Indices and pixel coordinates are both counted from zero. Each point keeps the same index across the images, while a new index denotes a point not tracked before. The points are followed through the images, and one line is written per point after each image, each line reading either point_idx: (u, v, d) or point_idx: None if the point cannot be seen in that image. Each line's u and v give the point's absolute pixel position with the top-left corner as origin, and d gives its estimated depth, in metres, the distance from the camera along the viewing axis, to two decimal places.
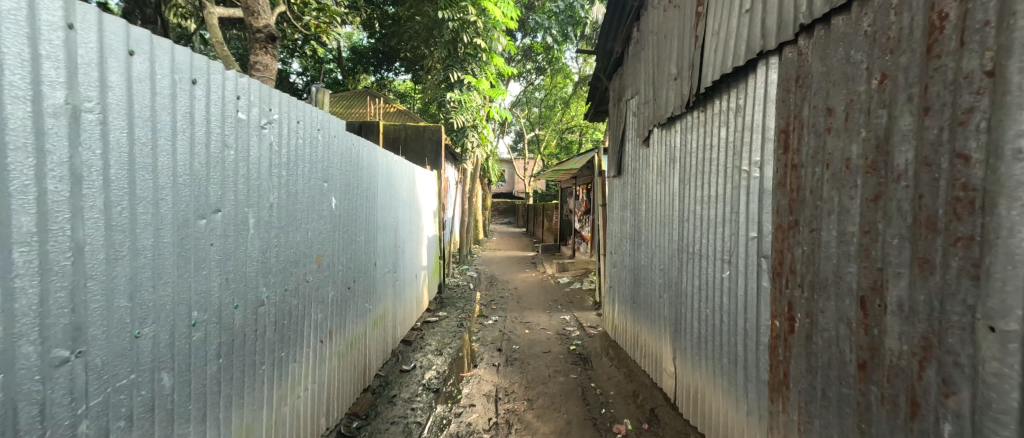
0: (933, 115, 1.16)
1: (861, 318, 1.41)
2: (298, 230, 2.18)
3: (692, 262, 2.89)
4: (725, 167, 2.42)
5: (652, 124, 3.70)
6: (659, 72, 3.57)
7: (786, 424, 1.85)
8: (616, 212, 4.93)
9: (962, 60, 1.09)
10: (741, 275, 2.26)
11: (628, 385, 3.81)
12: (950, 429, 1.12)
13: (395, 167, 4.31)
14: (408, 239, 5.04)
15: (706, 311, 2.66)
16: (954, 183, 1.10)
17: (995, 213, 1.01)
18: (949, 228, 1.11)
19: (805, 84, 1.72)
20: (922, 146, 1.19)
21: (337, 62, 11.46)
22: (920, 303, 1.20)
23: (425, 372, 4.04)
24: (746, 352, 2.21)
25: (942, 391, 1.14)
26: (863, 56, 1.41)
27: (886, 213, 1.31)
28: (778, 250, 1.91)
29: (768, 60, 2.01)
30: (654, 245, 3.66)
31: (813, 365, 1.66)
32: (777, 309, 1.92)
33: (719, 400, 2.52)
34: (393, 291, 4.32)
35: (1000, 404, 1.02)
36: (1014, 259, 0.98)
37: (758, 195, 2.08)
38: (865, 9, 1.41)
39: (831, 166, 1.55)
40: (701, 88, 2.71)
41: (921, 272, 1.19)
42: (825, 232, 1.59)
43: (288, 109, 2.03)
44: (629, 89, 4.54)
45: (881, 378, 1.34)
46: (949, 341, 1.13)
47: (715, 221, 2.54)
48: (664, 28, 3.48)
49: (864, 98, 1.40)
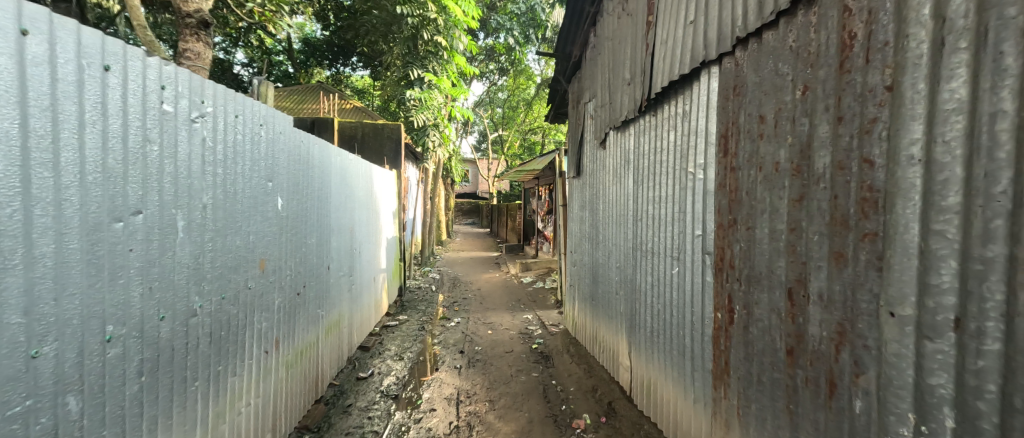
0: (846, 124, 1.29)
1: (789, 307, 1.55)
2: (238, 233, 2.01)
3: (645, 259, 3.02)
4: (674, 169, 2.55)
5: (609, 127, 3.83)
6: (614, 77, 3.70)
7: (727, 409, 1.99)
8: (576, 212, 5.05)
9: (868, 74, 1.21)
10: (688, 271, 2.39)
11: (587, 381, 3.92)
12: (861, 405, 1.25)
13: (350, 166, 4.13)
14: (365, 241, 4.84)
15: (658, 306, 2.79)
16: (862, 185, 1.23)
17: (894, 212, 1.13)
18: (859, 225, 1.24)
19: (742, 93, 1.85)
20: (837, 152, 1.32)
21: (288, 54, 10.77)
22: (836, 292, 1.33)
23: (383, 379, 3.90)
24: (692, 343, 2.34)
25: (855, 372, 1.26)
26: (790, 69, 1.54)
27: (809, 212, 1.44)
28: (719, 247, 2.04)
29: (710, 69, 2.14)
30: (610, 244, 3.79)
31: (750, 353, 1.79)
32: (719, 302, 2.06)
33: (670, 390, 2.65)
34: (349, 295, 4.13)
35: (899, 381, 1.13)
36: (908, 252, 1.10)
37: (702, 195, 2.22)
38: (790, 26, 1.54)
39: (763, 169, 1.69)
40: (652, 93, 2.83)
41: (837, 264, 1.32)
42: (759, 230, 1.72)
43: (224, 102, 1.87)
44: (588, 92, 4.66)
45: (806, 362, 1.47)
46: (860, 326, 1.25)
47: (666, 220, 2.68)
48: (619, 34, 3.60)
49: (790, 107, 1.53)
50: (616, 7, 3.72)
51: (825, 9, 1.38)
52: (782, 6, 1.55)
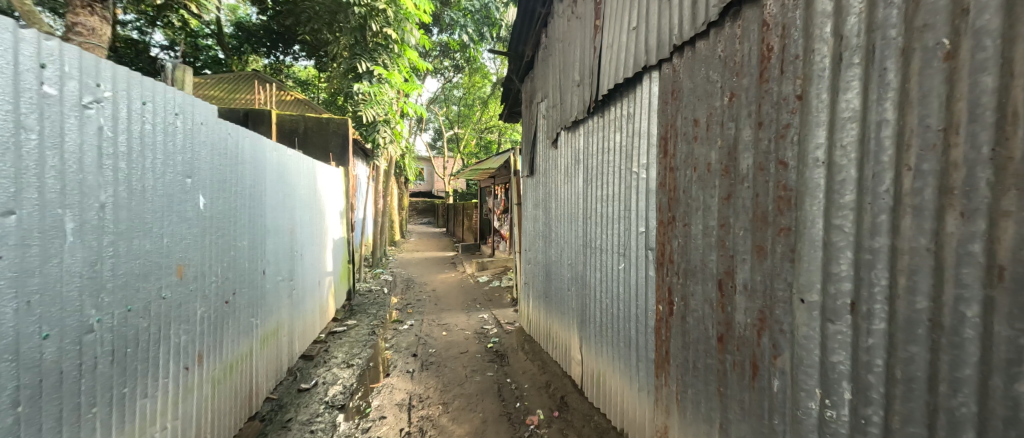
0: (765, 128, 1.41)
1: (720, 298, 1.67)
2: (148, 235, 1.77)
3: (594, 256, 3.12)
4: (620, 169, 2.66)
5: (560, 128, 3.91)
6: (565, 78, 3.78)
7: (667, 395, 2.11)
8: (529, 211, 5.11)
9: (782, 84, 1.33)
10: (633, 266, 2.50)
11: (541, 376, 3.98)
12: (778, 383, 1.38)
13: (289, 162, 3.83)
14: (308, 243, 4.53)
15: (606, 300, 2.89)
16: (779, 184, 1.35)
17: (803, 209, 1.25)
18: (777, 221, 1.36)
19: (679, 98, 1.96)
20: (758, 155, 1.44)
21: (217, 39, 9.79)
22: (758, 282, 1.45)
23: (328, 389, 3.68)
24: (637, 335, 2.45)
25: (773, 354, 1.39)
26: (718, 76, 1.66)
27: (736, 209, 1.56)
28: (660, 243, 2.15)
29: (650, 74, 2.26)
30: (562, 242, 3.88)
31: (687, 341, 1.91)
32: (660, 294, 2.17)
33: (617, 381, 2.75)
34: (289, 301, 3.83)
35: (808, 360, 1.25)
36: (815, 244, 1.22)
37: (645, 194, 2.33)
38: (719, 36, 1.66)
39: (697, 169, 1.81)
40: (599, 95, 2.93)
41: (758, 257, 1.44)
42: (694, 226, 1.84)
43: (126, 86, 1.63)
44: (540, 92, 4.72)
45: (733, 347, 1.59)
46: (778, 312, 1.37)
47: (613, 218, 2.78)
48: (569, 37, 3.69)
49: (719, 112, 1.65)
50: (566, 10, 3.80)
51: (748, 23, 1.50)
52: (712, 17, 1.66)
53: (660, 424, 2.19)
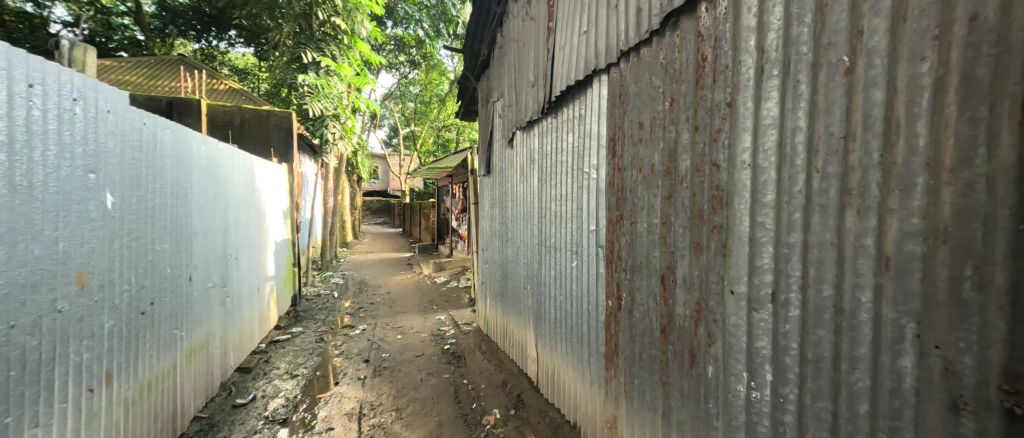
0: (700, 132, 1.51)
1: (662, 291, 1.76)
2: (36, 239, 1.55)
3: (549, 254, 3.17)
4: (573, 169, 2.73)
5: (515, 127, 3.93)
6: (520, 78, 3.81)
7: (616, 387, 2.20)
8: (486, 210, 5.09)
9: (715, 92, 1.43)
10: (585, 263, 2.57)
11: (498, 375, 3.98)
12: (712, 369, 1.48)
13: (221, 157, 3.49)
14: (245, 245, 4.17)
15: (560, 297, 2.95)
16: (712, 185, 1.45)
17: (733, 207, 1.36)
18: (711, 219, 1.45)
19: (626, 101, 2.05)
20: (695, 157, 1.54)
21: (135, 17, 8.70)
22: (695, 276, 1.55)
23: (268, 403, 3.42)
24: (589, 330, 2.53)
25: (708, 342, 1.49)
26: (660, 82, 1.75)
27: (676, 207, 1.65)
28: (610, 241, 2.23)
29: (600, 78, 2.33)
30: (518, 241, 3.90)
31: (634, 334, 2.00)
32: (610, 290, 2.25)
33: (571, 377, 2.82)
34: (221, 310, 3.49)
35: (737, 346, 1.36)
36: (743, 239, 1.33)
37: (595, 193, 2.41)
38: (661, 43, 1.75)
39: (642, 169, 1.89)
40: (552, 96, 2.98)
41: (696, 253, 1.54)
42: (640, 225, 1.92)
43: (8, 65, 1.41)
44: (496, 92, 4.72)
45: (674, 338, 1.69)
46: (712, 303, 1.47)
47: (566, 216, 2.84)
48: (524, 37, 3.71)
49: (661, 116, 1.74)
50: (521, 11, 3.82)
51: (685, 33, 1.60)
52: (654, 26, 1.74)
53: (610, 415, 2.28)
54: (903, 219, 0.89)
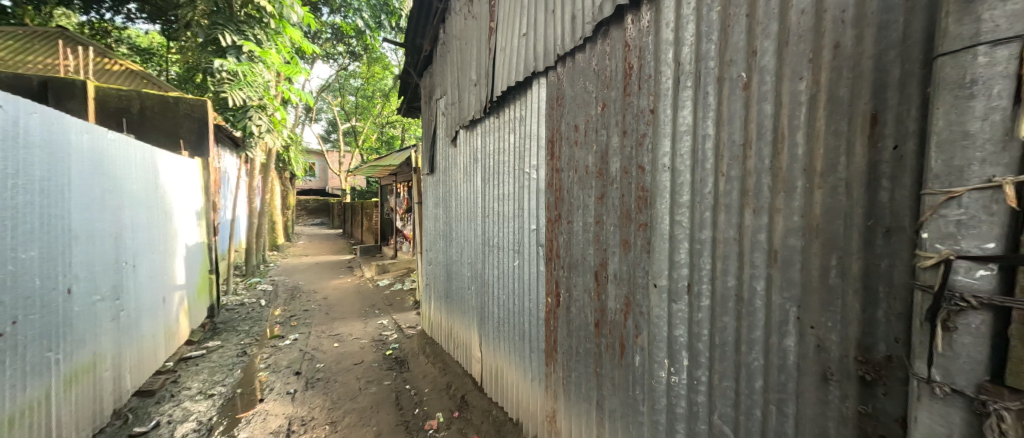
0: (628, 137, 1.61)
1: (596, 287, 1.85)
2: None
3: (492, 254, 3.18)
4: (514, 169, 2.76)
5: (458, 126, 3.88)
6: (462, 77, 3.77)
7: (556, 381, 2.26)
8: (430, 210, 4.96)
9: (640, 99, 1.53)
10: (526, 263, 2.61)
11: (442, 378, 3.89)
12: (639, 358, 1.58)
13: (113, 149, 3.02)
14: (146, 250, 3.64)
15: (503, 296, 2.98)
16: (638, 187, 1.55)
17: (655, 206, 1.46)
18: (637, 218, 1.55)
19: (563, 104, 2.11)
20: (623, 160, 1.63)
21: None
22: (624, 271, 1.65)
23: (177, 429, 3.03)
24: (530, 328, 2.58)
25: (636, 333, 1.59)
26: (593, 88, 1.84)
27: (608, 207, 1.74)
28: (549, 240, 2.29)
29: (539, 80, 2.38)
30: (462, 241, 3.86)
31: (571, 329, 2.07)
32: (549, 287, 2.31)
33: (514, 375, 2.85)
34: (114, 325, 3.02)
35: (659, 335, 1.47)
36: (662, 236, 1.43)
37: (536, 193, 2.46)
38: (593, 50, 1.83)
39: (578, 170, 1.97)
40: (494, 96, 2.99)
41: (625, 250, 1.63)
42: (576, 224, 2.00)
43: None
44: (439, 90, 4.63)
45: (607, 330, 1.78)
46: (637, 296, 1.58)
47: (509, 216, 2.86)
48: (466, 35, 3.68)
49: (595, 119, 1.82)
50: (462, 9, 3.79)
51: (613, 42, 1.69)
52: (587, 33, 1.82)
53: (550, 409, 2.35)
54: (787, 217, 1.03)
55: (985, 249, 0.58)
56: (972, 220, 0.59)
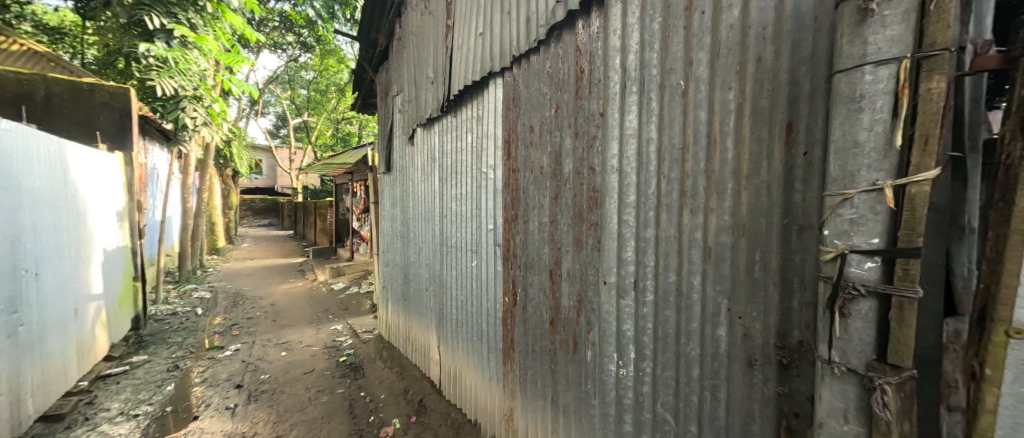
0: (579, 139, 1.66)
1: (551, 285, 1.88)
2: None
3: (450, 254, 3.14)
4: (472, 169, 2.74)
5: (415, 124, 3.79)
6: (419, 74, 3.69)
7: (513, 380, 2.28)
8: (387, 210, 4.81)
9: (590, 103, 1.59)
10: (484, 263, 2.60)
11: (400, 383, 3.78)
12: (591, 353, 1.64)
13: (7, 141, 2.63)
14: (52, 257, 3.20)
15: (461, 297, 2.95)
16: (589, 187, 1.60)
17: (604, 206, 1.52)
18: (589, 218, 1.61)
19: (519, 105, 2.13)
20: (576, 161, 1.68)
21: None
22: (576, 269, 1.70)
23: None
24: (488, 328, 2.58)
25: (588, 329, 1.64)
26: (548, 90, 1.87)
27: (562, 207, 1.78)
28: (506, 240, 2.30)
29: (495, 81, 2.38)
30: (420, 241, 3.78)
31: (527, 327, 2.10)
32: (506, 287, 2.32)
33: (472, 376, 2.83)
34: (10, 344, 2.63)
35: (608, 330, 1.53)
36: (611, 235, 1.49)
37: (493, 193, 2.46)
38: (547, 53, 1.87)
39: (533, 171, 2.00)
40: (451, 95, 2.95)
41: (577, 248, 1.68)
42: (531, 224, 2.03)
43: None
44: (395, 86, 4.49)
45: (561, 327, 1.82)
46: (589, 293, 1.63)
47: (466, 216, 2.84)
48: (423, 32, 3.60)
49: (549, 121, 1.86)
50: (419, 4, 3.69)
51: (565, 47, 1.74)
52: (541, 36, 1.85)
53: (507, 408, 2.37)
54: (719, 216, 1.11)
55: (872, 244, 0.66)
56: (861, 219, 0.67)
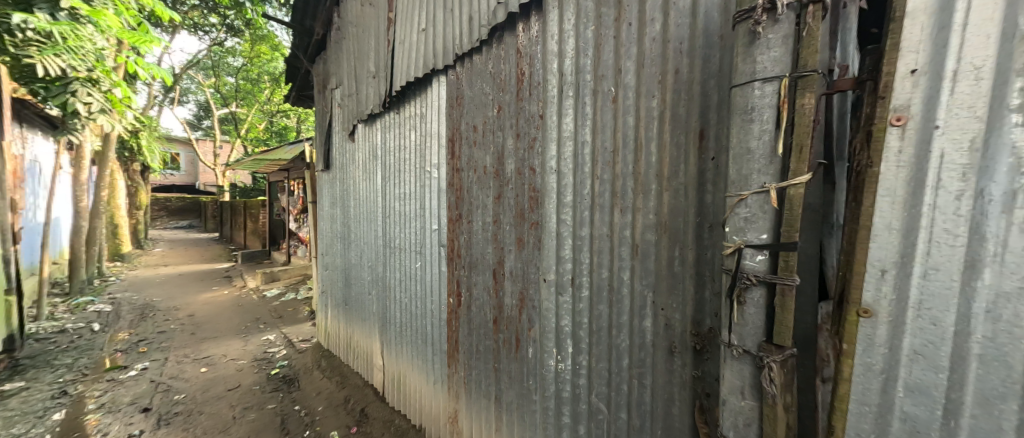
0: (520, 140, 1.69)
1: (494, 284, 1.89)
2: None
3: (393, 256, 3.03)
4: (415, 168, 2.67)
5: (356, 120, 3.60)
6: (360, 67, 3.51)
7: (457, 381, 2.26)
8: (325, 210, 4.52)
9: (530, 105, 1.62)
10: (429, 264, 2.54)
11: (339, 393, 3.57)
12: (532, 350, 1.67)
13: None
14: None
15: (405, 300, 2.86)
16: (530, 187, 1.63)
17: (544, 206, 1.56)
18: (529, 217, 1.64)
19: (462, 104, 2.11)
20: (517, 162, 1.71)
21: None
22: (518, 268, 1.73)
23: None
24: (433, 330, 2.52)
25: (529, 327, 1.68)
26: (490, 90, 1.88)
27: (504, 206, 1.80)
28: (450, 240, 2.27)
29: (438, 78, 2.34)
30: (361, 243, 3.60)
31: (472, 327, 2.09)
32: (451, 288, 2.29)
33: (417, 380, 2.75)
34: None
35: (548, 326, 1.57)
36: (549, 234, 1.54)
37: (437, 192, 2.41)
38: (489, 53, 1.87)
39: (477, 170, 1.99)
40: (393, 91, 2.85)
41: (519, 247, 1.71)
42: (475, 224, 2.02)
43: None
44: (334, 79, 4.23)
45: (504, 326, 1.84)
46: (530, 292, 1.67)
47: (410, 216, 2.75)
48: (363, 23, 3.43)
49: (492, 121, 1.87)
50: None
51: (506, 48, 1.76)
52: (483, 35, 1.85)
53: (452, 410, 2.33)
54: (645, 215, 1.19)
55: (762, 239, 0.74)
56: (754, 217, 0.75)
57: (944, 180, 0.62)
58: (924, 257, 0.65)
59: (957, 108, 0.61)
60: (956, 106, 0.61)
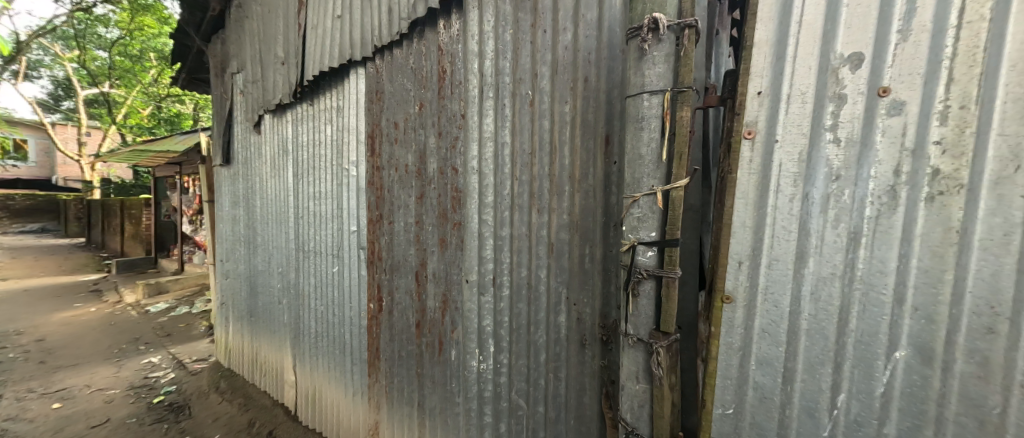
0: (442, 138, 1.65)
1: (417, 287, 1.83)
2: None
3: (307, 261, 2.77)
4: (331, 165, 2.47)
5: (262, 110, 3.22)
6: (266, 51, 3.15)
7: (378, 391, 2.14)
8: (225, 210, 3.98)
9: (451, 104, 1.60)
10: (347, 268, 2.37)
11: (242, 416, 3.17)
12: (455, 352, 1.65)
13: None
14: None
15: (321, 308, 2.64)
16: (452, 188, 1.61)
17: (465, 207, 1.55)
18: (451, 217, 1.62)
19: (382, 99, 2.01)
20: (439, 161, 1.67)
21: None
22: (440, 269, 1.69)
23: None
24: (351, 339, 2.36)
25: (452, 329, 1.66)
26: (411, 87, 1.81)
27: (426, 207, 1.75)
28: (370, 241, 2.14)
29: (356, 70, 2.20)
30: (270, 247, 3.24)
31: (394, 332, 2.00)
32: (371, 293, 2.16)
33: (335, 393, 2.55)
34: None
35: (470, 327, 1.56)
36: (471, 235, 1.53)
37: (355, 191, 2.26)
38: (411, 48, 1.81)
39: (398, 168, 1.91)
40: (305, 80, 2.60)
41: (442, 248, 1.67)
42: (397, 225, 1.93)
43: None
44: (235, 63, 3.73)
45: (427, 329, 1.79)
46: (453, 293, 1.64)
47: (326, 217, 2.54)
48: (269, 3, 3.09)
49: (413, 118, 1.80)
50: None
51: (428, 44, 1.71)
52: (403, 29, 1.77)
53: (372, 422, 2.21)
54: (559, 215, 1.24)
55: (651, 236, 0.82)
56: (645, 216, 0.83)
57: (782, 185, 0.75)
58: (769, 250, 0.77)
59: (791, 125, 0.73)
60: (790, 124, 0.73)
